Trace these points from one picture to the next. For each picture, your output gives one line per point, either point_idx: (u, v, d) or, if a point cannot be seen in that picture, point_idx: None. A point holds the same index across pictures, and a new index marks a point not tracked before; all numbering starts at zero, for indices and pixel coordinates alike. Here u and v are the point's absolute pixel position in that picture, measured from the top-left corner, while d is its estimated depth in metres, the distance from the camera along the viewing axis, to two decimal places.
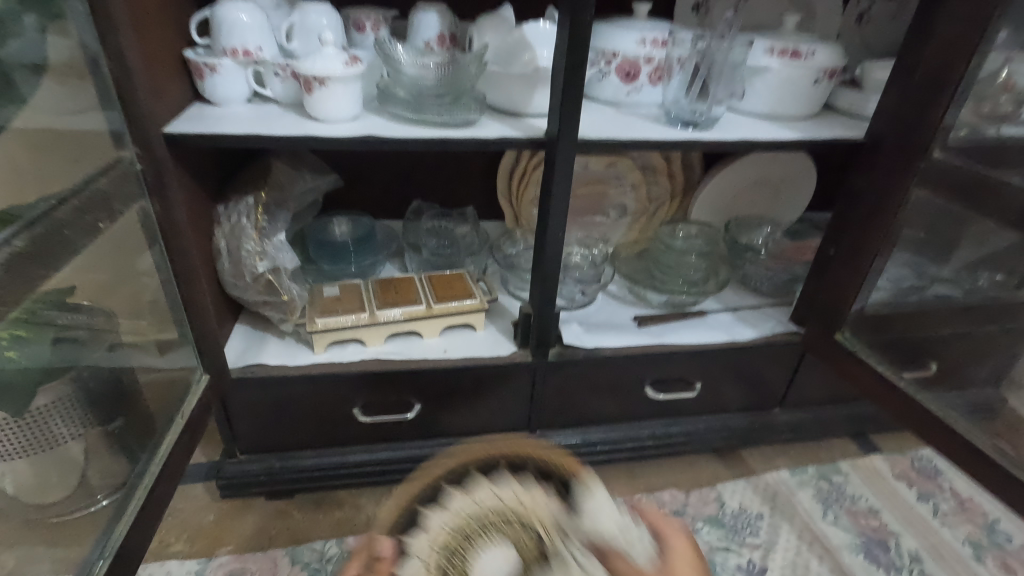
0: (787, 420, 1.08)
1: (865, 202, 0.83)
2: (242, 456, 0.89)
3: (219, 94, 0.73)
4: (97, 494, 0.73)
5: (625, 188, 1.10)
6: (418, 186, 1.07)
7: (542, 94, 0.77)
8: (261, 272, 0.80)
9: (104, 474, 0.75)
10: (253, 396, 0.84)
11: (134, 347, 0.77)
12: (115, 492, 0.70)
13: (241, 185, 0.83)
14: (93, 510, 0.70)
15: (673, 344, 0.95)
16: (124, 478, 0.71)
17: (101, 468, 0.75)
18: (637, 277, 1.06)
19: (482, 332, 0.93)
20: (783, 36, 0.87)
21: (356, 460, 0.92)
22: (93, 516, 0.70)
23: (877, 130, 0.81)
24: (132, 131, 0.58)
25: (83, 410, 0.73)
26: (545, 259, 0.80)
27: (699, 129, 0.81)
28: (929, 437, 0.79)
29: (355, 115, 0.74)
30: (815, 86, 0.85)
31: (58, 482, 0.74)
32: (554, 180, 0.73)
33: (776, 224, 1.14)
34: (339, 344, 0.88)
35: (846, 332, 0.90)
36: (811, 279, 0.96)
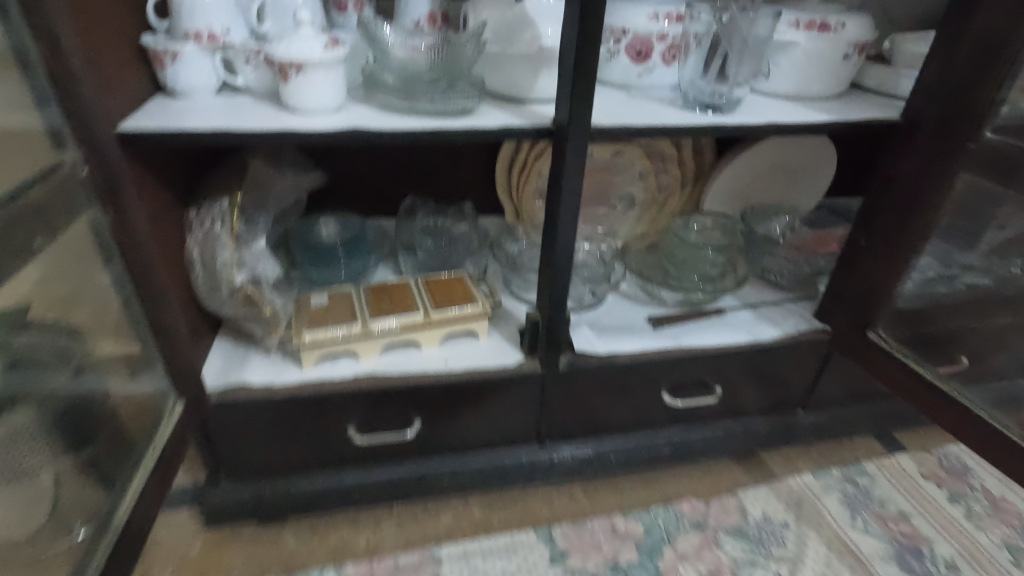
0: (810, 421, 1.02)
1: (902, 188, 0.76)
2: (228, 482, 0.82)
3: (183, 84, 0.65)
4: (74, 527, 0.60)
5: (633, 178, 1.02)
6: (411, 181, 0.98)
7: (547, 77, 0.69)
8: (239, 285, 0.72)
9: (80, 508, 0.62)
10: (237, 420, 0.76)
11: (103, 367, 0.66)
12: (93, 523, 0.59)
13: (214, 186, 0.75)
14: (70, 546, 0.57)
15: (691, 346, 0.88)
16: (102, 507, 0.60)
17: (76, 502, 0.62)
18: (649, 274, 0.98)
19: (486, 339, 0.86)
20: (808, 8, 0.79)
21: (352, 482, 0.85)
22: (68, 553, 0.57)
23: (918, 109, 0.73)
24: (73, 127, 0.50)
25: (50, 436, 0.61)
26: (555, 261, 0.73)
27: (720, 112, 0.73)
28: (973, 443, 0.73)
29: (338, 105, 0.66)
30: (845, 62, 0.77)
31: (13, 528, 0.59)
32: (564, 174, 0.65)
33: (794, 212, 1.07)
34: (330, 359, 0.80)
35: (879, 330, 0.84)
36: (838, 272, 0.89)
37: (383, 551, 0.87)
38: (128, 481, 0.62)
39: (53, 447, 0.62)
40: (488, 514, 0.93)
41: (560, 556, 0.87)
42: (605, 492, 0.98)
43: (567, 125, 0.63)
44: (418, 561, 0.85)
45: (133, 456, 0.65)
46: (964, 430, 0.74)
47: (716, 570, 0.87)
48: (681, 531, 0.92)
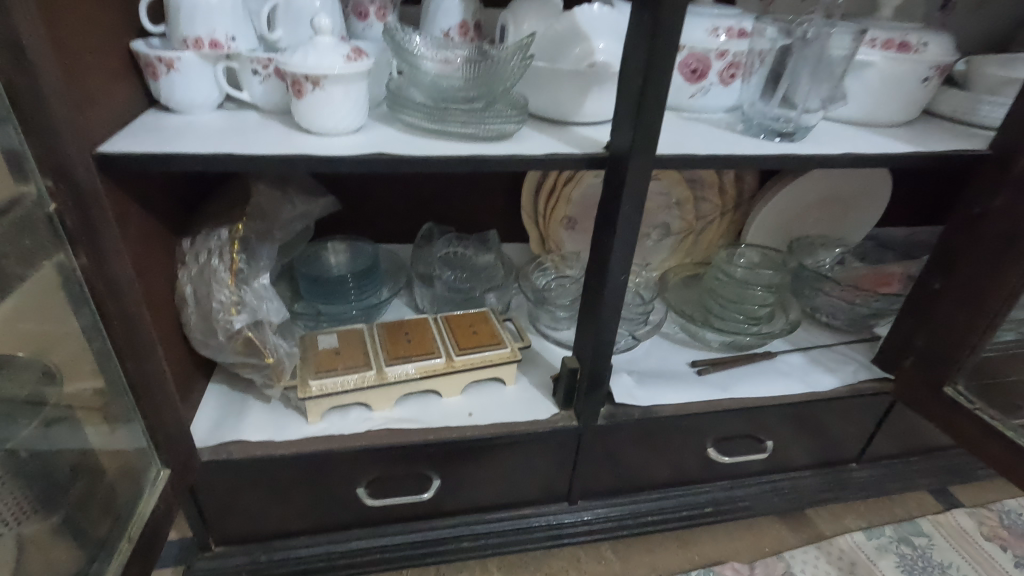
0: (863, 476, 0.92)
1: (991, 229, 0.67)
2: (219, 548, 0.72)
3: (179, 98, 0.56)
4: None
5: (671, 206, 0.94)
6: (430, 205, 0.90)
7: (598, 97, 0.60)
8: (238, 329, 0.63)
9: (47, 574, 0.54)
10: (230, 481, 0.66)
11: (86, 419, 0.59)
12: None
13: (212, 214, 0.66)
14: None
15: (741, 398, 0.79)
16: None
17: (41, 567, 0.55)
18: (689, 312, 0.89)
19: (513, 387, 0.76)
20: (882, 24, 0.71)
21: (359, 548, 0.75)
22: None
23: (1010, 142, 0.66)
24: (39, 154, 0.40)
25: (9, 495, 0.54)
26: (600, 306, 0.64)
27: (791, 140, 0.65)
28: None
29: (359, 126, 0.57)
30: (924, 85, 0.69)
31: None
32: (620, 209, 0.57)
33: (844, 245, 0.99)
34: (339, 409, 0.71)
35: (959, 385, 0.73)
36: (906, 317, 0.80)
37: None
38: (109, 544, 0.54)
39: None
40: None
41: None
42: (639, 553, 0.88)
43: (625, 154, 0.54)
44: None
45: (116, 509, 0.58)
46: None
47: None
48: None
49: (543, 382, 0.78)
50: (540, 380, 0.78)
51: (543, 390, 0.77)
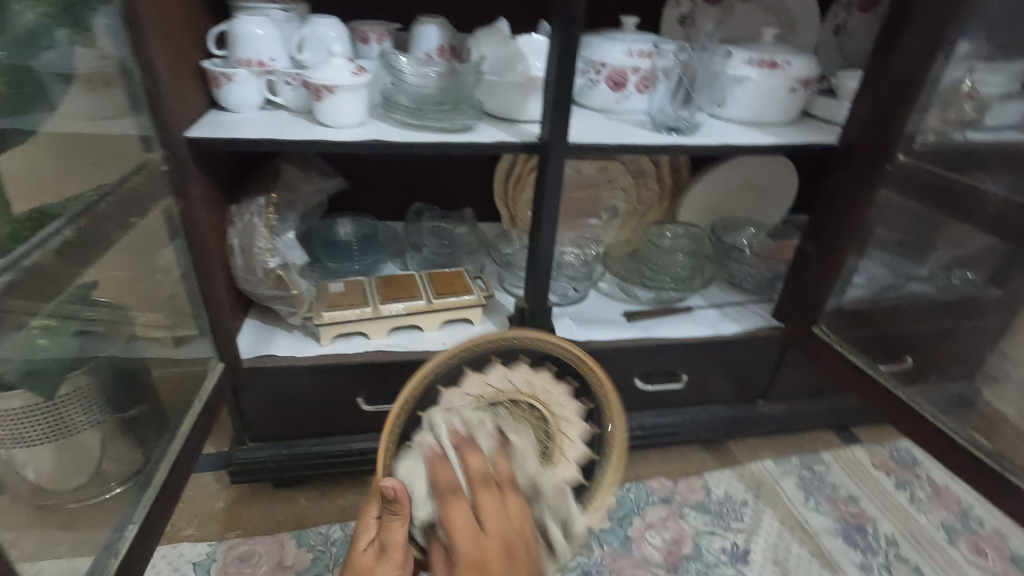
0: (771, 412, 1.13)
1: (838, 203, 0.89)
2: (251, 443, 0.94)
3: (234, 101, 0.79)
4: (109, 483, 0.75)
5: (616, 190, 1.15)
6: (419, 188, 1.12)
7: (536, 101, 0.83)
8: (272, 268, 0.86)
9: (120, 462, 0.77)
10: (264, 387, 0.89)
11: (151, 338, 0.80)
12: (131, 479, 0.74)
13: (254, 186, 0.89)
14: (108, 498, 0.73)
15: (659, 338, 1.00)
16: (139, 466, 0.75)
17: (116, 458, 0.77)
18: (627, 275, 1.11)
19: (479, 326, 0.98)
20: (763, 47, 0.92)
21: (359, 448, 0.97)
22: (108, 504, 0.72)
23: (850, 137, 0.87)
24: (159, 134, 0.66)
25: (102, 401, 0.74)
26: (540, 256, 0.86)
27: (683, 134, 0.86)
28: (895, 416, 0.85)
29: (361, 120, 0.80)
30: (792, 95, 0.91)
31: (76, 471, 0.74)
32: (547, 182, 0.79)
33: (761, 225, 1.20)
34: (344, 337, 0.93)
35: (822, 325, 0.96)
36: (792, 276, 1.02)
37: None
38: (167, 441, 0.76)
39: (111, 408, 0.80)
40: None
41: None
42: None
43: (549, 141, 0.77)
44: None
45: (168, 421, 0.79)
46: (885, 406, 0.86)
47: (679, 538, 0.98)
48: (649, 504, 1.03)
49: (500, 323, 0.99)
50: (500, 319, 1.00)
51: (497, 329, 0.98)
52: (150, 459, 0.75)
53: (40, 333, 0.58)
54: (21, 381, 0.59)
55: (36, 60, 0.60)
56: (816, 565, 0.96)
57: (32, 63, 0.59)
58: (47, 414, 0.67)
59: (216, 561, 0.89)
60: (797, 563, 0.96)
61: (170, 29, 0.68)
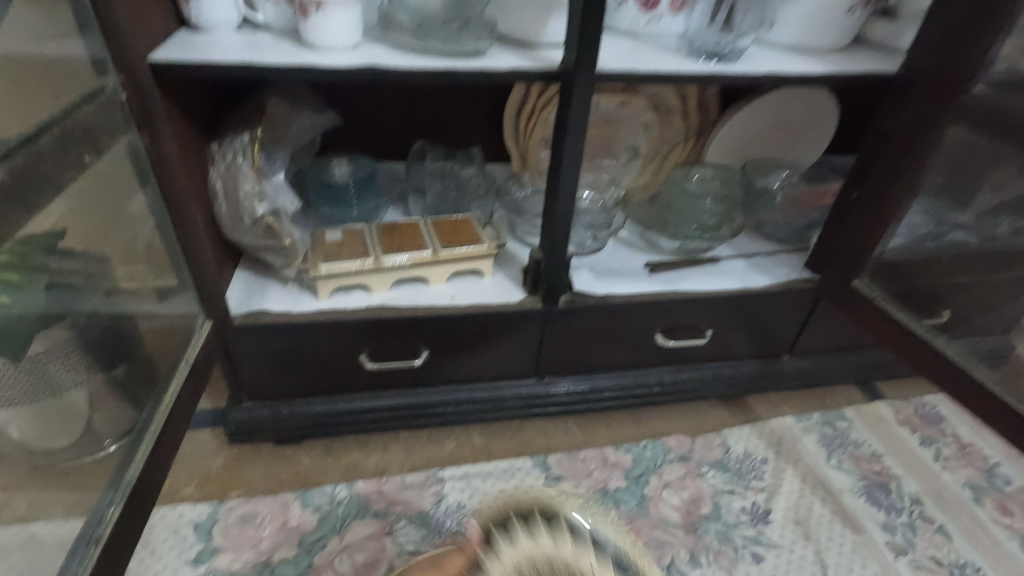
0: (795, 367, 1.07)
1: (895, 142, 0.79)
2: (249, 403, 0.88)
3: (207, 20, 0.67)
4: (102, 440, 0.69)
5: (638, 128, 1.04)
6: (422, 124, 1.01)
7: (558, 21, 0.71)
8: (261, 215, 0.77)
9: (113, 420, 0.70)
10: (257, 345, 0.82)
11: (131, 292, 0.73)
12: (124, 437, 0.67)
13: (235, 122, 0.78)
14: (102, 456, 0.66)
15: (685, 291, 0.92)
16: (132, 423, 0.68)
17: (107, 415, 0.71)
18: (648, 222, 1.03)
19: (490, 278, 0.90)
20: None
21: (363, 407, 0.91)
22: (103, 462, 0.66)
23: (913, 63, 0.76)
24: (112, 54, 0.56)
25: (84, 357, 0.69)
26: (558, 203, 0.77)
27: (724, 61, 0.75)
28: (939, 379, 0.79)
29: (354, 44, 0.69)
30: (850, 15, 0.79)
31: (64, 431, 0.68)
32: (570, 117, 0.69)
33: (793, 167, 1.10)
34: (343, 291, 0.85)
35: (864, 279, 0.88)
36: (831, 223, 0.93)
37: (392, 471, 0.94)
38: (157, 398, 0.69)
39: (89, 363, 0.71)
40: (488, 442, 1.00)
41: (555, 480, 0.94)
42: (598, 426, 1.05)
43: (573, 70, 0.66)
44: (423, 480, 0.92)
45: (157, 377, 0.72)
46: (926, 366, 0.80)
47: (697, 497, 0.94)
48: (667, 463, 0.99)
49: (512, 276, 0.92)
50: (512, 272, 0.92)
51: (509, 283, 0.90)
52: (139, 421, 0.67)
53: None
54: None
55: None
56: (838, 525, 0.93)
57: None
58: (26, 370, 0.65)
59: (218, 523, 0.85)
60: (819, 523, 0.93)
61: None
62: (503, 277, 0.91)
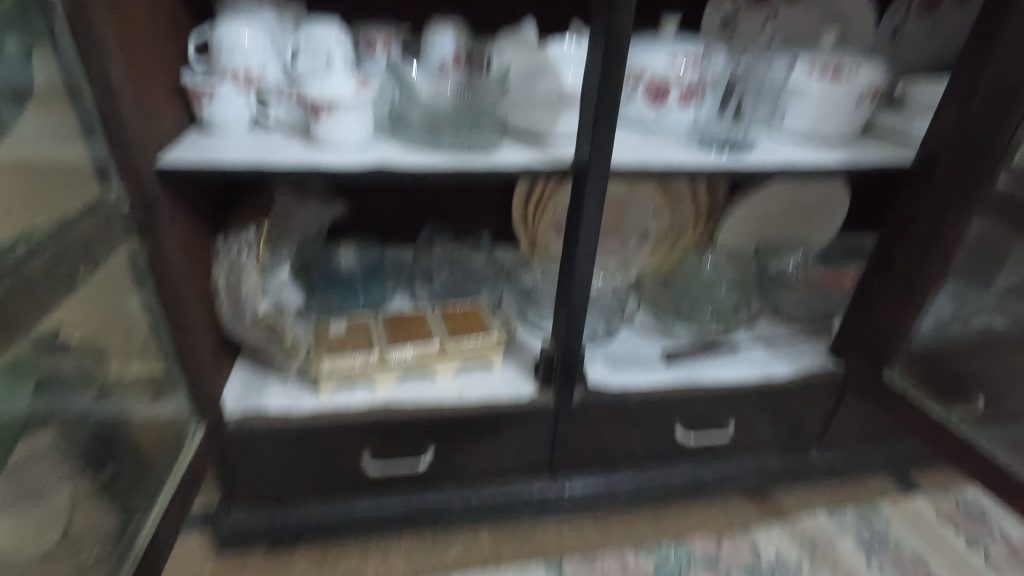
0: (824, 459, 1.01)
1: (917, 230, 0.77)
2: (242, 507, 0.82)
3: (217, 119, 0.67)
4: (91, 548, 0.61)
5: (648, 211, 1.04)
6: (430, 211, 1.01)
7: (568, 118, 0.71)
8: (261, 312, 0.75)
9: (97, 526, 0.63)
10: (254, 446, 0.77)
11: (125, 388, 0.67)
12: (111, 546, 0.61)
13: (241, 215, 0.77)
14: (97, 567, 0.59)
15: (703, 383, 0.88)
16: (114, 531, 0.63)
17: (90, 522, 0.63)
18: (661, 309, 1.01)
19: (499, 373, 0.86)
20: (824, 51, 0.80)
21: (363, 510, 0.85)
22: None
23: (931, 152, 0.75)
24: (119, 165, 0.55)
25: (82, 454, 0.63)
26: (573, 294, 0.74)
27: (737, 154, 0.75)
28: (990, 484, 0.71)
29: (365, 141, 0.68)
30: (858, 106, 0.80)
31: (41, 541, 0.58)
32: (583, 211, 0.68)
33: (807, 248, 1.08)
34: (346, 387, 0.81)
35: (894, 369, 0.83)
36: (852, 308, 0.90)
37: None
38: (150, 496, 0.66)
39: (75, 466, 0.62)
40: (497, 545, 0.92)
41: None
42: (616, 525, 0.97)
43: (586, 165, 0.65)
44: None
45: (150, 472, 0.69)
46: (974, 469, 0.73)
47: None
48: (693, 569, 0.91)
49: (524, 364, 0.88)
50: (524, 361, 0.89)
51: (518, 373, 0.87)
52: (134, 518, 0.64)
53: None
54: None
55: None
56: None
57: None
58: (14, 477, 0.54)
59: None
60: None
61: (139, 38, 0.56)
62: (514, 367, 0.88)
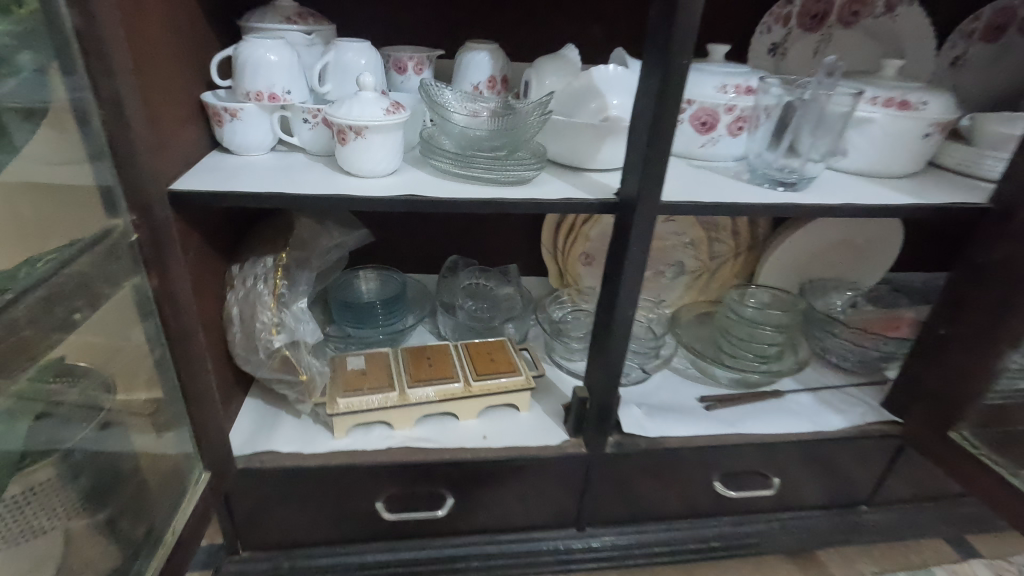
0: (876, 519, 0.92)
1: (992, 279, 0.70)
2: (246, 553, 0.76)
3: (240, 142, 0.64)
4: None
5: (685, 245, 0.98)
6: (456, 239, 0.96)
7: (612, 146, 0.66)
8: (277, 347, 0.69)
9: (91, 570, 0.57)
10: (261, 491, 0.71)
11: (127, 425, 0.62)
12: None
13: (258, 244, 0.73)
14: None
15: (748, 434, 0.81)
16: None
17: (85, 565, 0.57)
18: (701, 349, 0.92)
19: (526, 413, 0.80)
20: (886, 83, 0.75)
21: (375, 561, 0.78)
22: None
23: (1012, 192, 0.68)
24: (125, 191, 0.49)
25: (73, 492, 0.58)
26: (611, 337, 0.68)
27: (794, 189, 0.69)
28: None
29: (394, 169, 0.64)
30: (925, 140, 0.73)
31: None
32: (628, 250, 0.62)
33: (855, 288, 1.01)
34: (363, 427, 0.76)
35: (965, 431, 0.75)
36: (913, 361, 0.82)
37: None
38: (153, 546, 0.58)
39: (71, 505, 0.58)
40: None
41: None
42: None
43: (634, 201, 0.59)
44: None
45: (152, 518, 0.61)
46: None
47: None
48: None
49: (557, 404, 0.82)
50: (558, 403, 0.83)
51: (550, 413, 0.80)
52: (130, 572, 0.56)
53: None
54: None
55: None
56: None
57: None
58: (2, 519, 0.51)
59: None
60: None
61: (157, 54, 0.53)
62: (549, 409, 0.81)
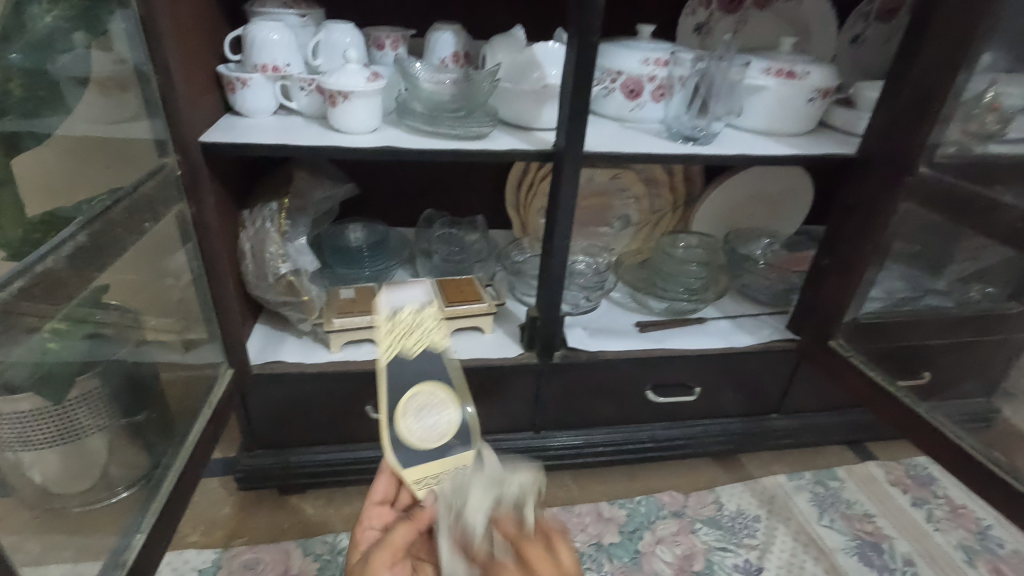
0: (784, 425, 1.11)
1: (856, 216, 0.88)
2: (258, 450, 0.93)
3: (249, 106, 0.78)
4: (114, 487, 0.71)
5: (629, 200, 1.14)
6: (431, 195, 1.11)
7: (551, 109, 0.82)
8: (283, 274, 0.85)
9: (125, 467, 0.73)
10: (273, 392, 0.89)
11: (159, 342, 0.77)
12: (136, 484, 0.70)
13: (265, 193, 0.89)
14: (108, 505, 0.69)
15: (672, 349, 0.99)
16: (146, 472, 0.72)
17: (121, 462, 0.73)
18: (638, 284, 1.11)
19: (490, 334, 0.97)
20: (780, 56, 0.92)
21: (366, 456, 0.96)
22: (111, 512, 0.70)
23: (867, 147, 0.87)
24: (173, 136, 0.68)
25: (110, 401, 0.71)
26: (552, 263, 0.85)
27: (699, 143, 0.85)
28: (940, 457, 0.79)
29: (375, 127, 0.79)
30: (810, 104, 0.90)
31: (79, 475, 0.70)
32: (561, 191, 0.78)
33: (774, 236, 1.18)
34: (354, 344, 0.92)
35: (840, 340, 0.94)
36: (805, 290, 1.01)
37: None
38: (177, 446, 0.73)
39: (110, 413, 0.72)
40: None
41: None
42: (594, 481, 1.07)
43: (563, 150, 0.76)
44: None
45: (175, 429, 0.76)
46: (925, 445, 0.81)
47: (690, 553, 0.95)
48: (659, 519, 1.00)
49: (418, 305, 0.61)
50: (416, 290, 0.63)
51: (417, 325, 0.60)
52: (161, 462, 0.72)
53: (49, 338, 0.55)
54: (34, 387, 0.58)
55: (54, 63, 0.59)
56: None
57: (50, 66, 0.58)
58: (51, 416, 0.64)
59: (220, 570, 0.86)
60: None
61: (184, 35, 0.68)
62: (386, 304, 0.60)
